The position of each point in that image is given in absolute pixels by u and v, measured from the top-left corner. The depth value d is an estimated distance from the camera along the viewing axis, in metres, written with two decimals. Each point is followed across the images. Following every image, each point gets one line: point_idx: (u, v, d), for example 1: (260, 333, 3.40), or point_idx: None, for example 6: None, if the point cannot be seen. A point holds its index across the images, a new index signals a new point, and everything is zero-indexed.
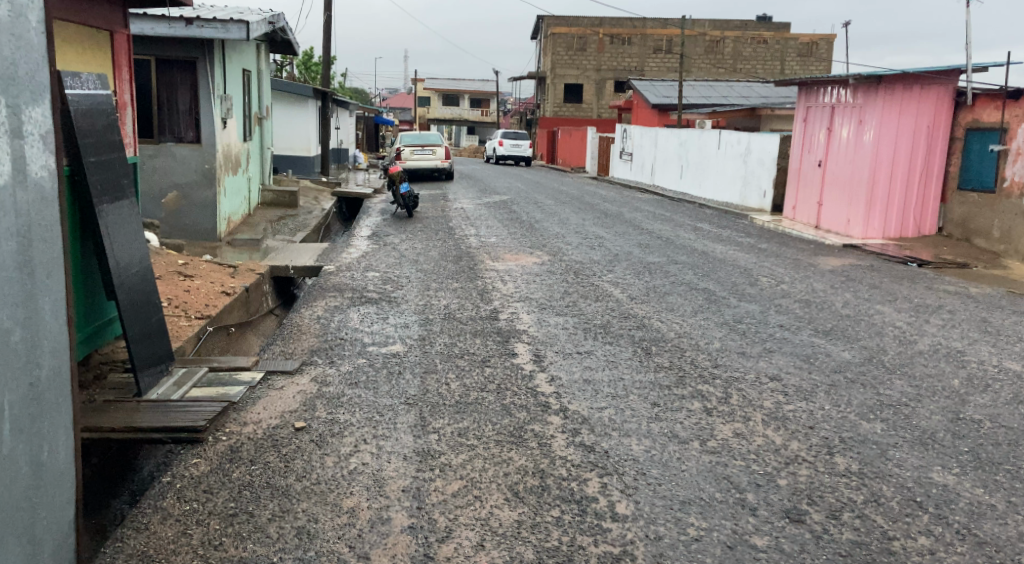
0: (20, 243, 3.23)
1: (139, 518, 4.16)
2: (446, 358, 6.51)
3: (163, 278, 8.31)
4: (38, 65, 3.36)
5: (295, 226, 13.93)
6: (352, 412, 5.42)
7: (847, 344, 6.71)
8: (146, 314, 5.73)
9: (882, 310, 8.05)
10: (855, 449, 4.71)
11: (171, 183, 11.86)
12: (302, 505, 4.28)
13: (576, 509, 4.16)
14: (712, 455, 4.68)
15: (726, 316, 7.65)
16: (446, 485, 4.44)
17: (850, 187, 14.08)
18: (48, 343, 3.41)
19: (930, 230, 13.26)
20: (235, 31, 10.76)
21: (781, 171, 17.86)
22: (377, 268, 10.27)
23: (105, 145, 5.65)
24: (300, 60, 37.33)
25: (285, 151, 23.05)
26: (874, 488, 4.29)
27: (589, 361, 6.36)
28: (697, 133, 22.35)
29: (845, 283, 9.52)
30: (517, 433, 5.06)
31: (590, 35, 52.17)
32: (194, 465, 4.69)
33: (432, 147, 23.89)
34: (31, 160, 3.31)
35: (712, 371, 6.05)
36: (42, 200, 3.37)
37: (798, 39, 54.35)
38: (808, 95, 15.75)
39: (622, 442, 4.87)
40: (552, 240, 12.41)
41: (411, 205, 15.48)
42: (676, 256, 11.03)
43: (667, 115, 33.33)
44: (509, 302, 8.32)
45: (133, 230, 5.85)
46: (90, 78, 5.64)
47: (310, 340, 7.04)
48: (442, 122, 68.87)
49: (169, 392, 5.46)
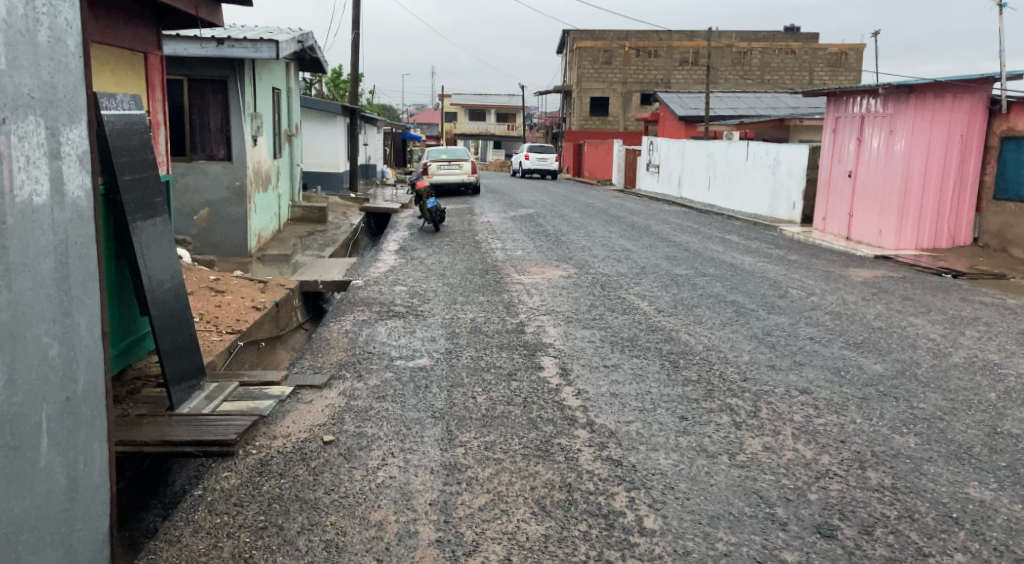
0: (58, 260, 3.28)
1: (171, 531, 4.21)
2: (474, 371, 6.54)
3: (195, 293, 8.42)
4: (75, 87, 3.43)
5: (324, 241, 14.10)
6: (379, 426, 5.46)
7: (879, 356, 6.64)
8: (178, 330, 5.82)
9: (915, 321, 7.95)
10: (887, 463, 4.64)
11: (203, 201, 12.05)
12: (331, 518, 4.31)
13: (604, 523, 4.14)
14: (741, 469, 4.64)
15: (755, 328, 7.59)
16: (473, 498, 4.45)
17: (881, 197, 13.96)
18: (83, 357, 3.46)
19: (964, 241, 13.10)
20: (265, 51, 10.96)
21: (811, 182, 17.71)
22: (405, 282, 10.34)
23: (140, 164, 5.81)
24: (327, 77, 37.76)
25: (314, 168, 23.30)
26: (909, 503, 4.22)
27: (616, 374, 6.34)
28: (724, 144, 22.28)
29: (876, 295, 9.40)
30: (543, 446, 5.05)
31: (615, 49, 52.22)
32: (224, 478, 4.75)
33: (459, 162, 24.01)
34: (68, 179, 3.37)
35: (741, 385, 5.99)
36: (78, 217, 3.43)
37: (827, 49, 53.93)
38: (837, 105, 15.64)
39: (650, 456, 4.85)
40: (579, 253, 12.41)
41: (438, 219, 15.53)
42: (704, 269, 10.99)
43: (694, 127, 33.22)
44: (535, 316, 8.33)
45: (166, 247, 5.95)
46: (125, 99, 5.80)
47: (338, 354, 7.08)
48: (469, 137, 69.33)
49: (200, 406, 5.53)
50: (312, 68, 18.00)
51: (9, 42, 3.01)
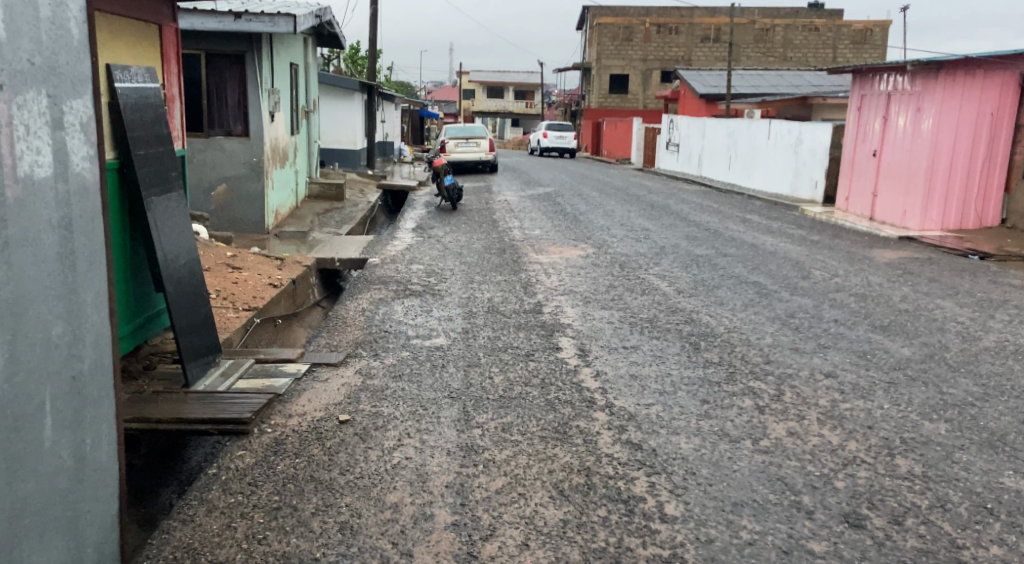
0: (62, 235, 3.20)
1: (185, 510, 4.16)
2: (491, 351, 6.44)
3: (211, 269, 8.37)
4: (79, 56, 3.33)
5: (341, 218, 14.00)
6: (395, 406, 5.38)
7: (907, 340, 6.47)
8: (194, 306, 5.77)
9: (943, 304, 7.77)
10: (917, 450, 4.50)
11: (221, 176, 11.99)
12: (345, 499, 4.24)
13: (623, 509, 4.04)
14: (765, 455, 4.52)
15: (778, 310, 7.43)
16: (490, 481, 4.36)
17: (907, 177, 13.69)
18: (90, 336, 3.38)
19: (992, 221, 12.89)
20: (283, 26, 10.84)
21: (833, 162, 17.45)
22: (422, 261, 10.24)
23: (155, 139, 5.76)
24: (345, 54, 37.62)
25: (331, 144, 23.17)
26: (941, 492, 4.07)
27: (635, 355, 6.23)
28: (745, 123, 21.97)
29: (902, 277, 9.21)
30: (562, 429, 4.96)
31: (636, 25, 51.69)
32: (239, 457, 4.69)
33: (477, 140, 23.81)
34: (72, 151, 3.29)
35: (764, 367, 5.88)
36: (84, 191, 3.35)
37: (851, 27, 53.23)
38: (862, 83, 15.35)
39: (670, 441, 4.74)
40: (597, 232, 12.26)
41: (456, 197, 15.41)
42: (725, 249, 10.81)
43: (715, 105, 32.91)
44: (553, 296, 8.21)
45: (182, 224, 5.89)
46: (139, 72, 5.77)
47: (354, 332, 7.00)
48: (486, 115, 69.04)
49: (216, 384, 5.49)
50: (331, 44, 17.83)
51: (8, 6, 2.91)
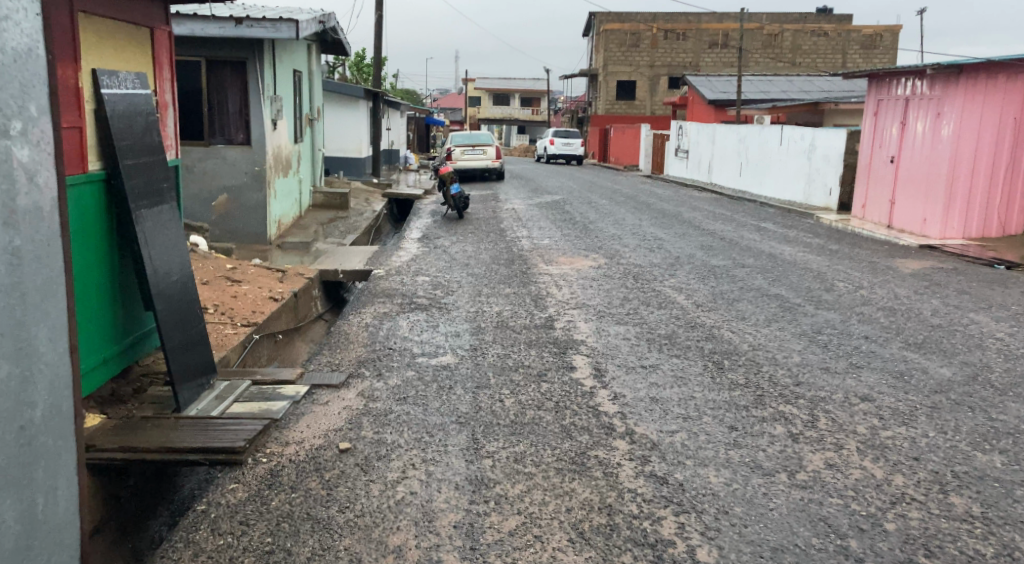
0: (6, 264, 2.84)
1: (169, 553, 3.79)
2: (501, 372, 6.05)
3: (209, 282, 8.00)
4: (31, 56, 2.98)
5: (346, 227, 13.67)
6: (399, 432, 5.00)
7: (945, 359, 6.06)
8: (185, 324, 5.39)
9: (977, 318, 7.37)
10: (973, 486, 4.11)
11: (223, 185, 11.65)
12: (345, 542, 3.86)
13: (651, 555, 3.66)
14: (803, 490, 4.12)
15: (804, 326, 7.04)
16: (502, 521, 3.98)
17: (926, 183, 13.28)
18: (44, 378, 3.02)
19: (1015, 229, 12.49)
20: (285, 30, 10.40)
21: (848, 168, 17.06)
22: (428, 272, 9.86)
23: (144, 148, 5.43)
24: (352, 60, 37.37)
25: (336, 152, 22.86)
26: (1005, 538, 3.68)
27: (655, 376, 5.84)
28: (757, 129, 21.55)
29: (929, 288, 8.80)
30: (579, 459, 4.57)
31: (643, 31, 51.39)
32: (230, 491, 4.30)
33: (483, 147, 23.43)
34: (21, 162, 2.93)
35: (794, 391, 5.47)
36: (36, 208, 2.99)
37: (860, 32, 52.82)
38: (880, 87, 14.94)
39: (698, 474, 4.35)
40: (608, 241, 11.87)
41: (462, 206, 15.02)
42: (742, 259, 10.40)
43: (724, 111, 32.56)
44: (565, 310, 7.82)
45: (175, 239, 5.52)
46: (128, 77, 5.42)
47: (357, 350, 6.63)
48: (492, 122, 68.81)
49: (209, 408, 5.11)
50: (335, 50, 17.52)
51: None
